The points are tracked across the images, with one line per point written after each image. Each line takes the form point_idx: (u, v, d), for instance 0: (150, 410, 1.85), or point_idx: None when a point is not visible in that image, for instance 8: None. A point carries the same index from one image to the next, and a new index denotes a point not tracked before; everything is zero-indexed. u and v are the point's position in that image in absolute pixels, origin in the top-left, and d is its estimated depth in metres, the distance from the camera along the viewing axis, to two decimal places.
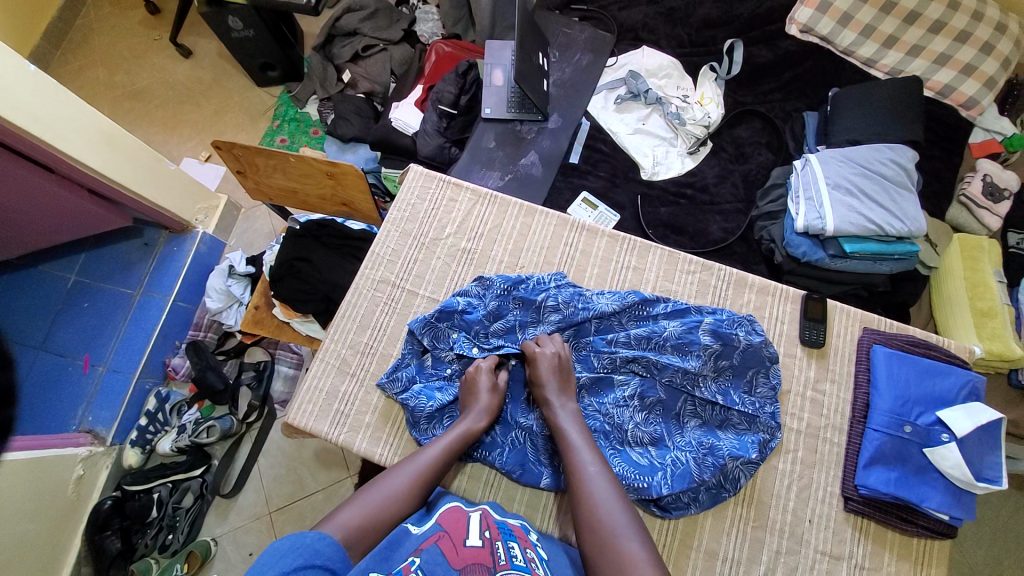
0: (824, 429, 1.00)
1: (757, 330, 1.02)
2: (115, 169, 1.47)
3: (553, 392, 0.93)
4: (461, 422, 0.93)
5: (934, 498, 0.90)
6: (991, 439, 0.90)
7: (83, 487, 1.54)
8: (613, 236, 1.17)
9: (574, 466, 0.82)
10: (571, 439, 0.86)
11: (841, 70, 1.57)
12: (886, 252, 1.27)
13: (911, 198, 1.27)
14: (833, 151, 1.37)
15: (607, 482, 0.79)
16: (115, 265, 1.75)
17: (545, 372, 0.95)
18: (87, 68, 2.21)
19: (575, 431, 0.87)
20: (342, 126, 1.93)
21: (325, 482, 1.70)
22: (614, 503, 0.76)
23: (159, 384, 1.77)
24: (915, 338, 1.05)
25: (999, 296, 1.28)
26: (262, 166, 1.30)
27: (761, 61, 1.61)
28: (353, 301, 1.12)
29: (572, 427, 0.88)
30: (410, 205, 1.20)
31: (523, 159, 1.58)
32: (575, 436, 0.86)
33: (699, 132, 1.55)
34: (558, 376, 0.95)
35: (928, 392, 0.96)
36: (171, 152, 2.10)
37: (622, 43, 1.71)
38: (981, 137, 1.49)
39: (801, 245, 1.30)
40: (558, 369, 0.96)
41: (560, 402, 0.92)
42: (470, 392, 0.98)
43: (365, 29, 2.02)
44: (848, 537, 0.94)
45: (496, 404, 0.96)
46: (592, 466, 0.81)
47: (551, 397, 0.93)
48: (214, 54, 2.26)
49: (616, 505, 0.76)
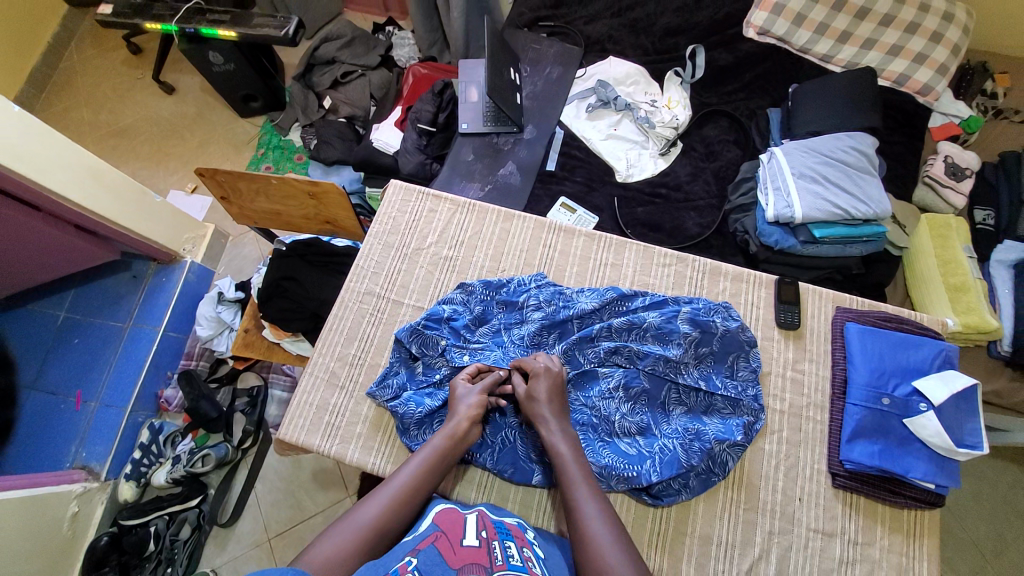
0: (806, 408, 1.03)
1: (733, 316, 1.06)
2: (101, 204, 1.50)
3: (548, 415, 0.91)
4: (432, 440, 0.90)
5: (918, 468, 0.91)
6: (967, 405, 0.92)
7: (78, 525, 1.51)
8: (590, 235, 1.20)
9: (571, 500, 0.80)
10: (570, 471, 0.83)
11: (800, 67, 1.65)
12: (855, 235, 1.31)
13: (874, 182, 1.32)
14: (796, 143, 1.43)
15: (603, 520, 0.77)
16: (105, 299, 1.76)
17: (542, 394, 0.93)
18: (72, 109, 2.26)
19: (572, 459, 0.85)
20: (325, 149, 1.97)
21: (323, 504, 1.68)
22: (611, 542, 0.74)
23: (152, 416, 1.76)
24: (887, 313, 1.09)
25: (970, 271, 1.32)
26: (245, 190, 1.33)
27: (723, 63, 1.68)
28: (339, 314, 1.14)
29: (569, 457, 0.86)
30: (392, 218, 1.23)
31: (501, 169, 1.62)
32: (573, 469, 0.84)
33: (669, 134, 1.61)
34: (556, 405, 0.92)
35: (903, 363, 0.99)
36: (158, 185, 2.13)
37: (590, 54, 1.78)
38: (941, 120, 1.55)
39: (773, 234, 1.36)
40: (554, 390, 0.94)
41: (558, 425, 0.90)
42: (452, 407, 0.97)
43: (343, 57, 2.10)
44: (839, 513, 0.96)
45: (479, 421, 0.94)
46: (589, 504, 0.79)
47: (547, 420, 0.90)
48: (197, 88, 2.31)
49: (612, 539, 0.74)
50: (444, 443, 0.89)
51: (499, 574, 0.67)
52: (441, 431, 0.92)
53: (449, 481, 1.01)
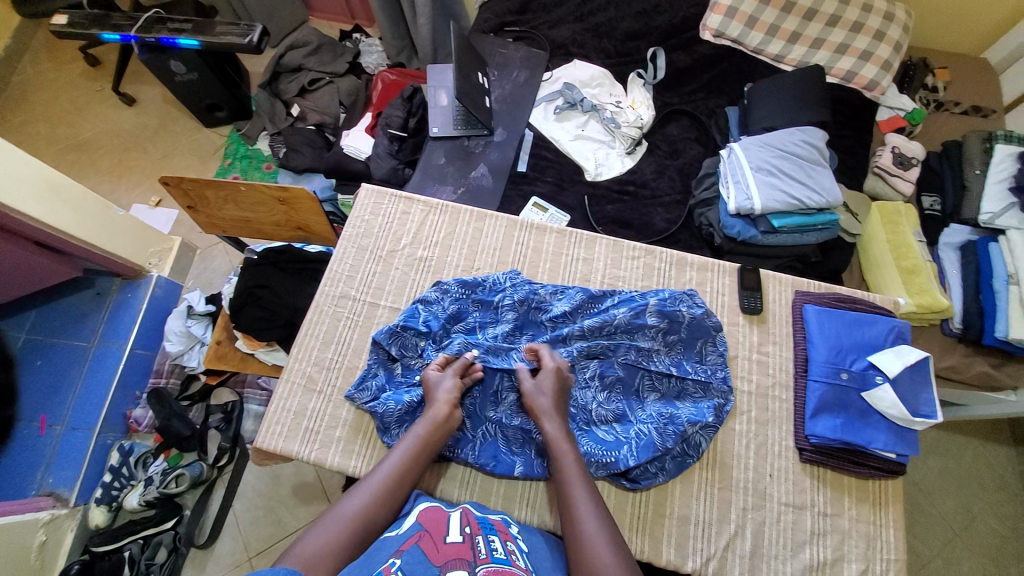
0: (772, 388, 1.08)
1: (698, 304, 1.10)
2: (61, 218, 1.44)
3: (552, 419, 0.92)
4: (413, 429, 0.92)
5: (878, 439, 0.97)
6: (920, 376, 0.99)
7: (46, 556, 1.43)
8: (561, 231, 1.23)
9: (569, 502, 0.82)
10: (566, 469, 0.86)
11: (754, 67, 1.73)
12: (810, 223, 1.39)
13: (825, 172, 1.40)
14: (752, 138, 1.50)
15: (602, 529, 0.78)
16: (68, 319, 1.69)
17: (548, 394, 0.94)
18: (26, 123, 2.17)
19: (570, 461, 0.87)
20: (295, 157, 1.96)
21: (305, 518, 1.65)
22: (607, 551, 0.75)
23: (121, 438, 1.68)
24: (842, 295, 1.16)
25: (920, 254, 1.40)
26: (213, 198, 1.31)
27: (682, 65, 1.76)
28: (315, 319, 1.13)
29: (570, 460, 0.87)
30: (364, 222, 1.23)
31: (473, 171, 1.64)
32: (569, 468, 0.86)
33: (634, 133, 1.66)
34: (557, 409, 0.93)
35: (859, 340, 1.05)
36: (120, 200, 2.06)
37: (556, 58, 1.83)
38: (887, 114, 1.65)
39: (735, 225, 1.43)
40: (556, 391, 0.95)
41: (558, 424, 0.91)
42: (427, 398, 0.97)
43: (310, 64, 2.10)
44: (808, 487, 1.01)
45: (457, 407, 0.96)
46: (586, 512, 0.80)
47: (548, 424, 0.91)
48: (159, 99, 2.26)
49: (604, 537, 0.77)
50: (425, 431, 0.91)
51: (484, 567, 0.68)
52: (420, 420, 0.93)
53: (435, 480, 1.01)
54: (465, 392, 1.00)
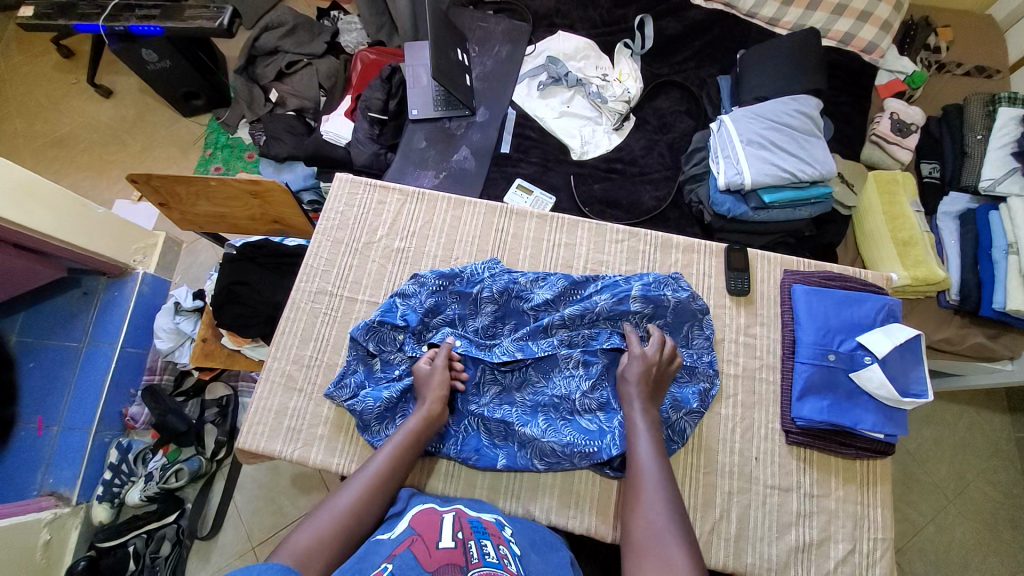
0: (759, 370, 1.06)
1: (683, 287, 1.07)
2: (39, 221, 1.39)
3: (635, 403, 0.90)
4: (406, 423, 0.92)
5: (867, 419, 0.96)
6: (912, 355, 0.96)
7: (52, 554, 1.43)
8: (542, 216, 1.20)
9: (635, 469, 0.83)
10: (639, 441, 0.85)
11: (748, 31, 1.66)
12: (803, 197, 1.33)
13: (819, 143, 1.34)
14: (744, 109, 1.43)
15: (668, 514, 0.75)
16: (56, 321, 1.64)
17: (640, 375, 0.92)
18: (3, 120, 2.12)
19: (643, 437, 0.86)
20: (275, 145, 1.86)
21: (306, 506, 1.66)
22: (670, 537, 0.72)
23: (119, 435, 1.68)
24: (832, 273, 1.12)
25: (917, 225, 1.35)
26: (184, 194, 1.27)
27: (672, 33, 1.67)
28: (292, 316, 1.11)
29: (644, 445, 0.85)
30: (340, 214, 1.20)
31: (455, 155, 1.59)
32: (641, 441, 0.85)
33: (622, 108, 1.59)
34: (645, 389, 0.91)
35: (848, 320, 1.03)
36: (102, 195, 2.02)
37: (539, 30, 1.75)
38: (886, 78, 1.58)
39: (725, 202, 1.38)
40: (646, 374, 0.92)
41: (641, 408, 0.89)
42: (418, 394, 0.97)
43: (286, 46, 2.01)
44: (794, 469, 1.00)
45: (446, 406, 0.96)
46: (652, 498, 0.78)
47: (633, 403, 0.90)
48: (135, 90, 2.19)
49: (661, 509, 0.76)
50: (415, 426, 0.90)
51: (476, 571, 0.66)
52: (411, 416, 0.92)
53: (419, 474, 1.00)
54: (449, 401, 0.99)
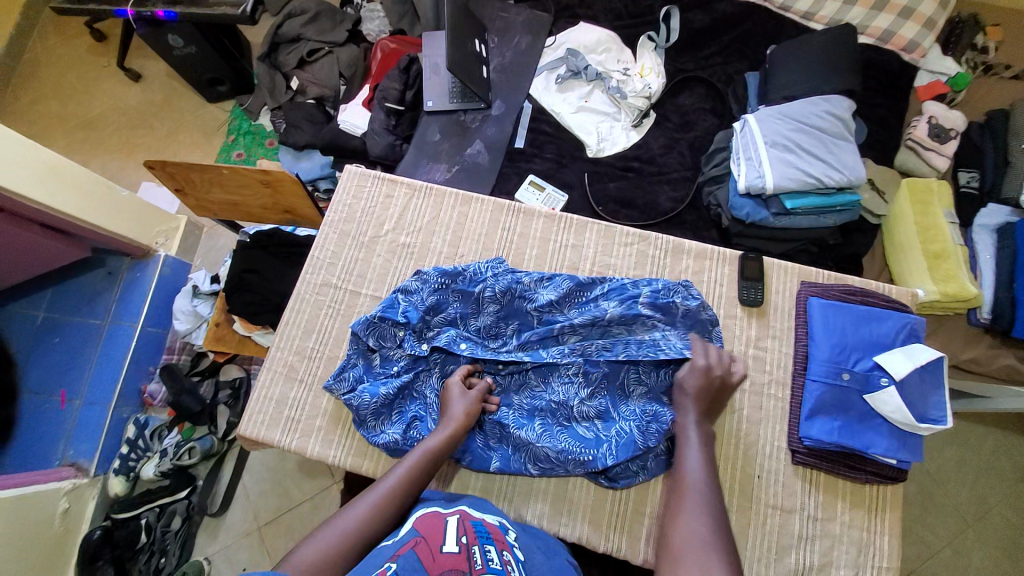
0: (768, 385, 1.03)
1: (694, 295, 1.03)
2: (64, 203, 1.42)
3: (690, 414, 0.91)
4: (428, 440, 0.90)
5: (879, 444, 0.92)
6: (932, 378, 0.92)
7: (71, 521, 1.49)
8: (549, 215, 1.18)
9: (681, 472, 0.83)
10: (689, 452, 0.86)
11: (781, 25, 1.58)
12: (828, 205, 1.27)
13: (849, 147, 1.27)
14: (770, 109, 1.36)
15: (708, 525, 0.74)
16: (82, 299, 1.69)
17: (700, 390, 0.92)
18: (39, 102, 2.19)
19: (695, 450, 0.86)
20: (294, 133, 1.85)
21: (311, 490, 1.65)
22: (709, 548, 0.71)
23: (137, 411, 1.73)
24: (852, 287, 1.08)
25: (951, 237, 1.27)
26: (198, 181, 1.30)
27: (699, 26, 1.61)
28: (297, 307, 1.13)
29: (694, 455, 0.85)
30: (347, 206, 1.20)
31: (468, 148, 1.57)
32: (692, 452, 0.85)
33: (643, 104, 1.53)
34: (702, 405, 0.91)
35: (866, 338, 0.99)
36: (129, 178, 2.08)
37: (561, 21, 1.70)
38: (927, 79, 1.48)
39: (744, 207, 1.32)
40: (705, 387, 0.92)
41: (695, 421, 0.90)
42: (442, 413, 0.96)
43: (309, 33, 1.97)
44: (798, 490, 0.97)
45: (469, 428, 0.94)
46: (694, 507, 0.77)
47: (687, 417, 0.90)
48: (163, 74, 2.23)
49: (700, 517, 0.75)
50: (437, 445, 0.88)
51: None
52: (433, 437, 0.90)
53: None
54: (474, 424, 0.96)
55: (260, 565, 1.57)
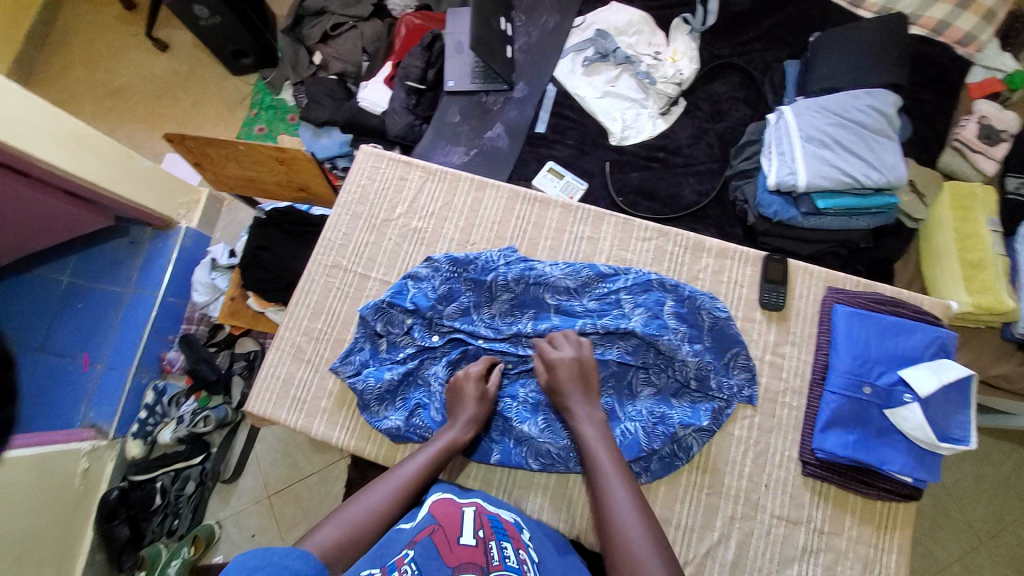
0: (783, 393, 1.00)
1: (721, 305, 1.01)
2: (91, 170, 1.42)
3: (572, 401, 0.85)
4: (446, 432, 0.89)
5: (894, 460, 0.89)
6: (958, 397, 0.88)
7: (90, 480, 1.52)
8: (567, 205, 1.14)
9: (598, 487, 0.75)
10: (598, 459, 0.78)
11: (827, 11, 1.48)
12: (862, 207, 1.20)
13: (891, 146, 1.19)
14: (808, 101, 1.28)
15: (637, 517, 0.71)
16: (105, 266, 1.70)
17: (566, 379, 0.86)
18: (70, 69, 2.22)
19: (603, 449, 0.79)
20: (315, 109, 1.83)
21: (320, 463, 1.64)
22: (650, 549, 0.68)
23: (156, 377, 1.72)
24: (882, 296, 1.03)
25: (991, 246, 1.19)
26: (215, 156, 1.30)
27: (738, 8, 1.52)
28: (307, 287, 1.13)
29: (598, 443, 0.80)
30: (360, 187, 1.19)
31: (488, 131, 1.52)
32: (602, 456, 0.78)
33: (672, 91, 1.48)
34: (579, 390, 0.85)
35: (892, 351, 0.94)
36: (155, 148, 2.11)
37: (591, 0, 1.62)
38: (981, 76, 1.38)
39: (772, 204, 1.25)
40: (576, 371, 0.88)
41: (584, 408, 0.84)
42: (455, 403, 0.93)
43: (333, 7, 1.93)
44: (806, 502, 0.94)
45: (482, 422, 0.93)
46: (618, 504, 0.72)
47: (574, 405, 0.85)
48: (189, 44, 2.23)
49: (641, 533, 0.69)
50: (456, 437, 0.88)
51: None
52: (450, 428, 0.89)
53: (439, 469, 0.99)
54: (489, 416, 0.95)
55: (271, 530, 1.59)
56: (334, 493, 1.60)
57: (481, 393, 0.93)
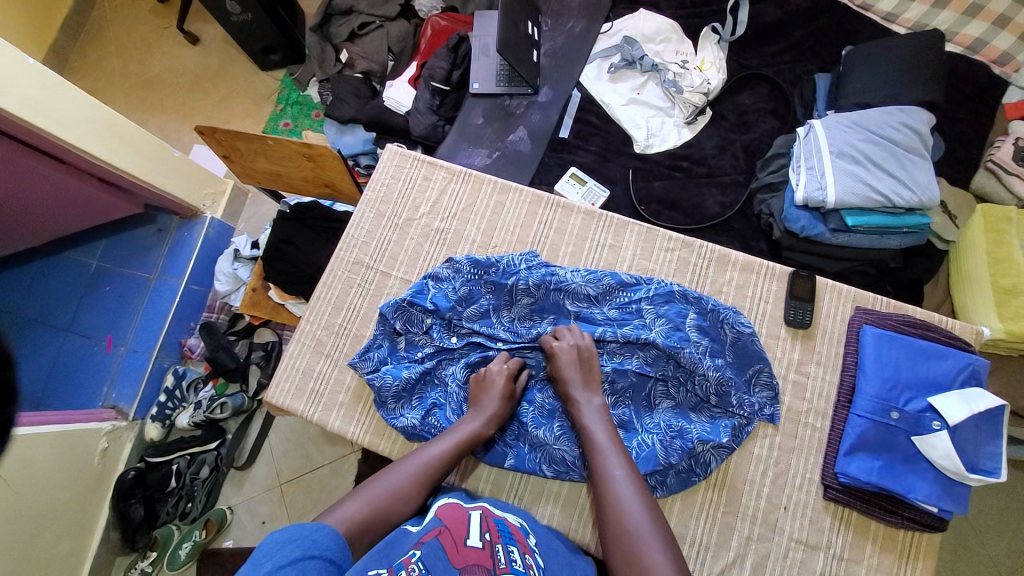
0: (805, 414, 0.98)
1: (746, 321, 0.99)
2: (124, 159, 1.45)
3: (574, 386, 0.89)
4: (468, 422, 0.89)
5: (921, 489, 0.87)
6: (990, 427, 0.86)
7: (109, 460, 1.54)
8: (590, 212, 1.13)
9: (597, 466, 0.79)
10: (597, 439, 0.82)
11: (860, 24, 1.46)
12: (893, 225, 1.17)
13: (925, 165, 1.16)
14: (840, 116, 1.26)
15: (638, 499, 0.74)
16: (133, 251, 1.72)
17: (566, 366, 0.91)
18: (104, 60, 2.27)
19: (602, 430, 0.84)
20: (340, 107, 1.85)
21: (331, 456, 1.65)
22: (651, 531, 0.71)
23: (176, 362, 1.75)
24: (912, 318, 1.00)
25: None
26: (244, 150, 1.32)
27: (769, 19, 1.50)
28: (328, 282, 1.14)
29: (598, 427, 0.84)
30: (385, 185, 1.20)
31: (511, 135, 1.52)
32: (602, 439, 0.82)
33: (698, 100, 1.45)
34: (579, 377, 0.90)
35: (921, 376, 0.92)
36: (183, 139, 2.15)
37: (619, 7, 1.62)
38: (1018, 96, 1.34)
39: (800, 219, 1.23)
40: (576, 360, 0.92)
41: (587, 396, 0.88)
42: (479, 394, 0.94)
43: (361, 6, 1.95)
44: (826, 527, 0.92)
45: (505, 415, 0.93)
46: (620, 486, 0.76)
47: (575, 392, 0.89)
48: (220, 39, 2.27)
49: (639, 509, 0.73)
50: (479, 427, 0.89)
51: None
52: (473, 417, 0.90)
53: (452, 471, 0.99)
54: (508, 418, 0.95)
55: (281, 518, 1.60)
56: (344, 485, 1.61)
57: (509, 390, 0.94)
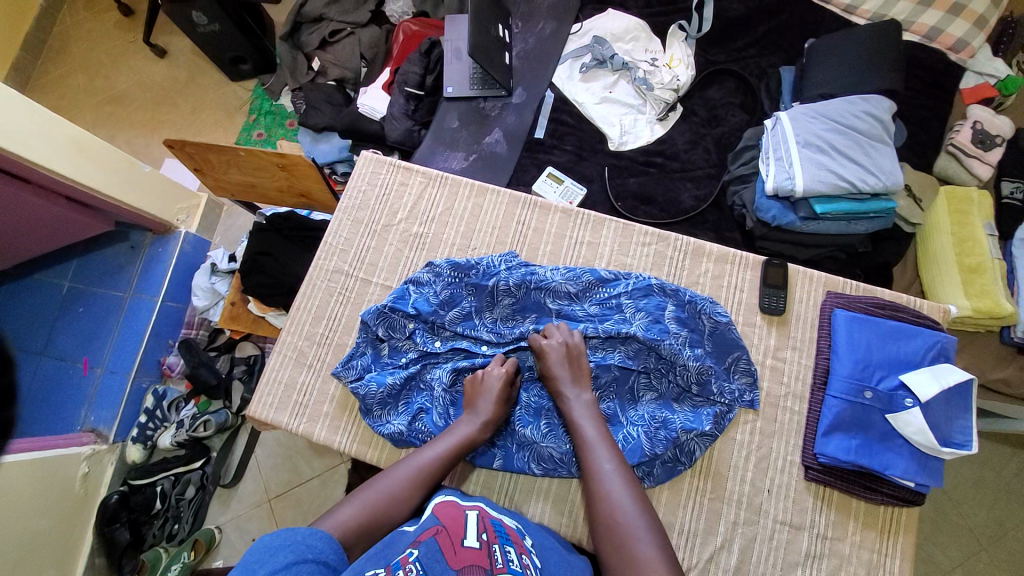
0: (784, 398, 1.00)
1: (722, 310, 1.01)
2: (92, 176, 1.41)
3: (563, 383, 0.90)
4: (462, 425, 0.89)
5: (898, 465, 0.89)
6: (960, 401, 0.89)
7: (90, 485, 1.50)
8: (567, 211, 1.15)
9: (587, 462, 0.80)
10: (586, 435, 0.83)
11: (821, 18, 1.50)
12: (860, 211, 1.21)
13: (887, 152, 1.20)
14: (805, 107, 1.29)
15: (628, 493, 0.75)
16: (107, 269, 1.67)
17: (554, 363, 0.92)
18: (68, 76, 2.21)
19: (591, 426, 0.85)
20: (314, 115, 1.83)
21: (320, 468, 1.63)
22: (641, 525, 0.72)
23: (156, 382, 1.71)
24: (881, 300, 1.04)
25: (989, 251, 1.20)
26: (216, 162, 1.30)
27: (733, 15, 1.53)
28: (307, 292, 1.13)
29: (588, 423, 0.85)
30: (361, 192, 1.19)
31: (487, 137, 1.53)
32: (591, 434, 0.83)
33: (669, 96, 1.49)
34: (568, 373, 0.90)
35: (892, 355, 0.95)
36: (154, 154, 2.10)
37: (588, 7, 1.64)
38: (974, 81, 1.41)
39: (771, 209, 1.26)
40: (565, 356, 0.92)
41: (576, 392, 0.89)
42: (472, 398, 0.94)
43: (332, 14, 1.94)
44: (809, 507, 0.94)
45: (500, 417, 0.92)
46: (611, 481, 0.77)
47: (564, 389, 0.90)
48: (188, 51, 2.23)
49: (630, 502, 0.74)
50: (474, 429, 0.89)
51: None
52: (468, 420, 0.90)
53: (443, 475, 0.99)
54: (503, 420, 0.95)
55: None
56: (335, 496, 1.59)
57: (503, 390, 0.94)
